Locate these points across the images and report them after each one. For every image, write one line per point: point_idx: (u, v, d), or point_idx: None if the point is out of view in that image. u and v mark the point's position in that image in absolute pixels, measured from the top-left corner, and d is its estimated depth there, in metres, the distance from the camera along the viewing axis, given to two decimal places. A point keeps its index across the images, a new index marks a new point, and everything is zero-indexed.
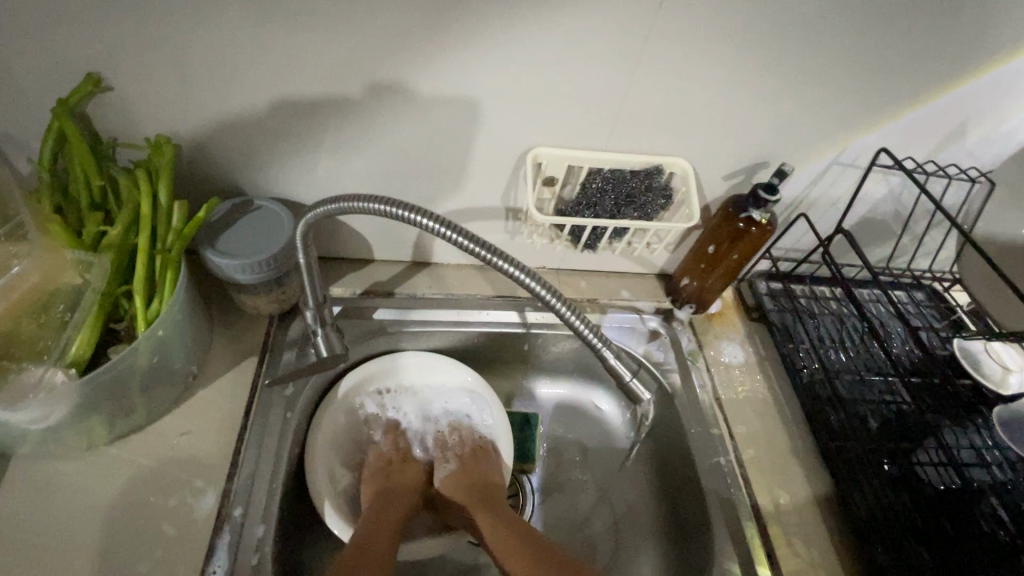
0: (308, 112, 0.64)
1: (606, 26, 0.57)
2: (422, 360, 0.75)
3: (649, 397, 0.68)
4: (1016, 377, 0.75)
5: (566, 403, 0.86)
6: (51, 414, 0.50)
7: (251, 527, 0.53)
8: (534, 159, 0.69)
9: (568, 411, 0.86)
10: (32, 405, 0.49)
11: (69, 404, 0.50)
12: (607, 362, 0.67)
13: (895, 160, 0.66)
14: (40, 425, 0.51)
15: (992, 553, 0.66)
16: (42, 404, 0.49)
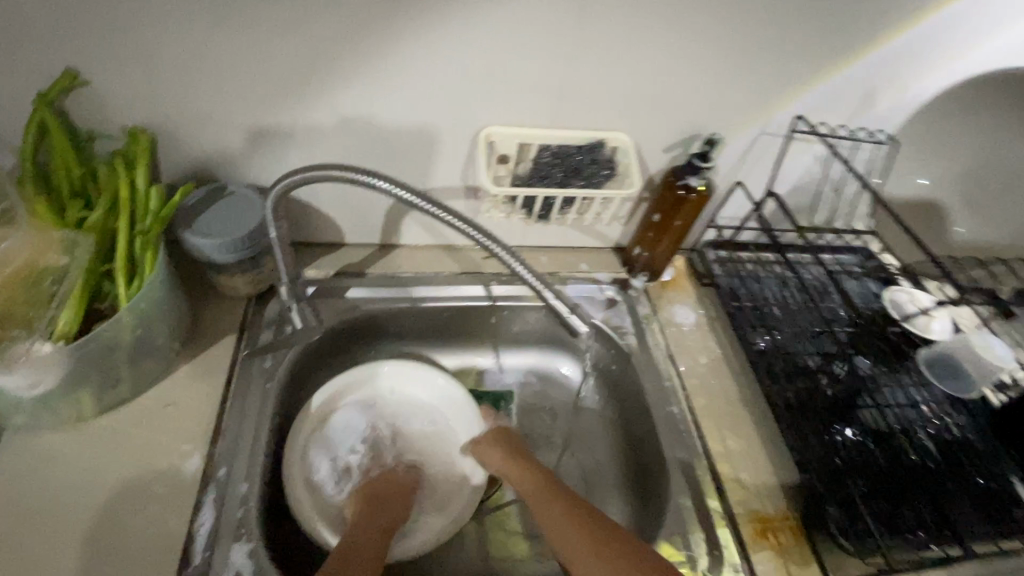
0: (270, 104, 0.66)
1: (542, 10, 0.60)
2: (397, 368, 0.79)
3: (587, 330, 0.66)
4: (938, 322, 0.85)
5: (535, 372, 0.91)
6: (41, 380, 0.55)
7: (236, 484, 0.61)
8: (487, 139, 0.72)
9: (538, 378, 0.91)
10: (24, 371, 0.54)
11: (58, 372, 0.56)
12: (549, 303, 0.65)
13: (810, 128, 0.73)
14: (34, 391, 0.56)
15: (917, 482, 0.73)
16: (32, 371, 0.54)
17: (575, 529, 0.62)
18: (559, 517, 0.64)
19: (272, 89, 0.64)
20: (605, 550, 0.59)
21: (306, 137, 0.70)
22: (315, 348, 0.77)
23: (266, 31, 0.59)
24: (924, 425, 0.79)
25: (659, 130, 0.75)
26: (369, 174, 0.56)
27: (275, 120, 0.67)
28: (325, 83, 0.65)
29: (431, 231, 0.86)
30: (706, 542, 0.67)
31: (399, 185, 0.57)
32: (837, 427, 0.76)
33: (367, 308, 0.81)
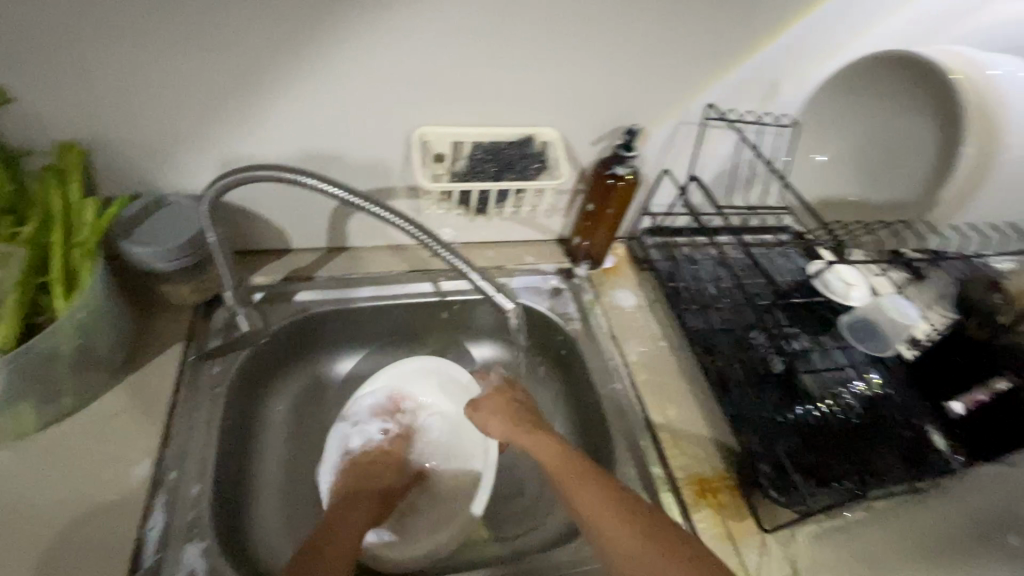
0: (203, 114, 0.68)
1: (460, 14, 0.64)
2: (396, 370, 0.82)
3: (512, 306, 0.66)
4: (859, 291, 0.90)
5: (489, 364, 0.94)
6: None
7: (187, 485, 0.61)
8: (421, 139, 0.75)
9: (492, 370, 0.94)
10: None
11: None
12: (473, 283, 0.66)
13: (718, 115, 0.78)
14: None
15: (845, 434, 0.77)
16: None
17: (609, 507, 0.56)
18: (593, 499, 0.57)
19: (205, 99, 0.66)
20: (639, 529, 0.54)
21: (243, 146, 0.72)
22: (265, 354, 0.79)
23: (194, 44, 0.61)
24: (849, 386, 0.83)
25: (585, 124, 0.80)
26: (297, 171, 0.58)
27: (211, 131, 0.69)
28: (257, 92, 0.67)
29: (377, 233, 0.89)
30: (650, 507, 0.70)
31: (333, 184, 0.59)
32: (770, 391, 0.81)
33: (317, 310, 0.82)
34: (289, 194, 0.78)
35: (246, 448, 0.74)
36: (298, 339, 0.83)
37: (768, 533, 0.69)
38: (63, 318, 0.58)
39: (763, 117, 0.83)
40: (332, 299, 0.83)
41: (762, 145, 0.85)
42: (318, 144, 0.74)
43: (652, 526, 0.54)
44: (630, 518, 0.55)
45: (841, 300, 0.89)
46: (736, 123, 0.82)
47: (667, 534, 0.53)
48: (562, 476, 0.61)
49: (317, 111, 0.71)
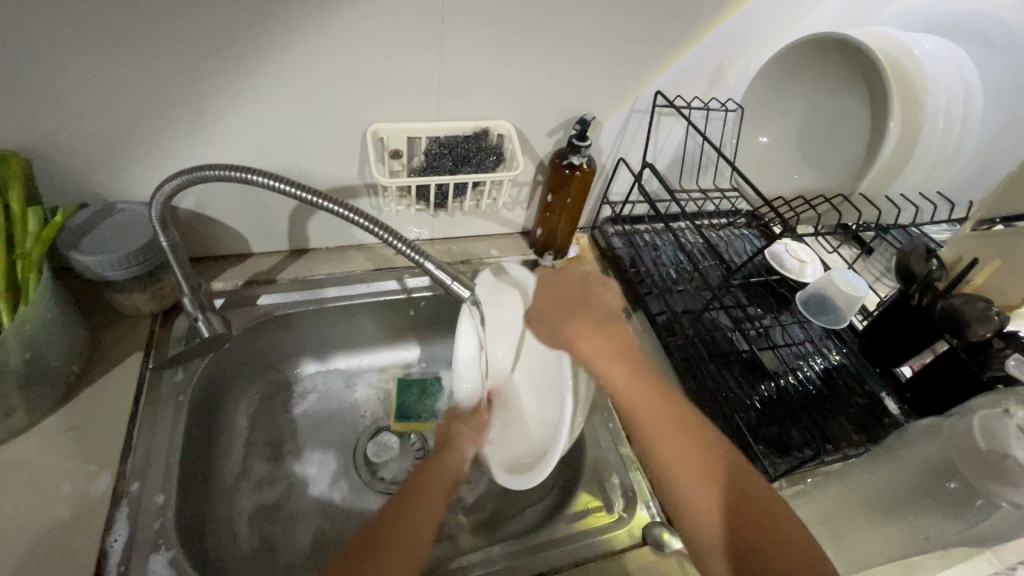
0: (148, 118, 0.66)
1: (406, 9, 0.65)
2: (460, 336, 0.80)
3: (472, 296, 0.63)
4: (811, 267, 0.95)
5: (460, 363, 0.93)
6: None
7: (151, 496, 0.60)
8: (375, 136, 0.76)
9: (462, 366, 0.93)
10: None
11: None
12: (430, 274, 0.63)
13: (667, 102, 0.80)
14: None
15: (805, 405, 0.80)
16: None
17: (668, 417, 0.66)
18: (669, 430, 0.65)
19: (149, 103, 0.65)
20: (691, 434, 0.64)
21: (194, 150, 0.71)
22: (228, 362, 0.78)
23: (132, 48, 0.60)
24: (806, 359, 0.87)
25: (538, 116, 0.81)
26: (246, 170, 0.57)
27: (160, 136, 0.68)
28: (204, 94, 0.66)
29: (338, 232, 0.88)
30: (620, 487, 0.71)
31: (285, 181, 0.58)
32: (730, 367, 0.84)
33: (280, 313, 0.82)
34: (244, 197, 0.77)
35: (211, 457, 0.73)
36: (262, 343, 0.82)
37: None
38: (10, 331, 0.56)
39: (709, 103, 0.85)
40: (295, 301, 0.82)
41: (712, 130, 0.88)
42: (272, 145, 0.74)
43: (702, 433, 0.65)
44: (685, 425, 0.65)
45: (795, 277, 0.94)
46: (684, 110, 0.84)
47: (712, 442, 0.64)
48: (634, 397, 0.70)
49: (267, 112, 0.70)
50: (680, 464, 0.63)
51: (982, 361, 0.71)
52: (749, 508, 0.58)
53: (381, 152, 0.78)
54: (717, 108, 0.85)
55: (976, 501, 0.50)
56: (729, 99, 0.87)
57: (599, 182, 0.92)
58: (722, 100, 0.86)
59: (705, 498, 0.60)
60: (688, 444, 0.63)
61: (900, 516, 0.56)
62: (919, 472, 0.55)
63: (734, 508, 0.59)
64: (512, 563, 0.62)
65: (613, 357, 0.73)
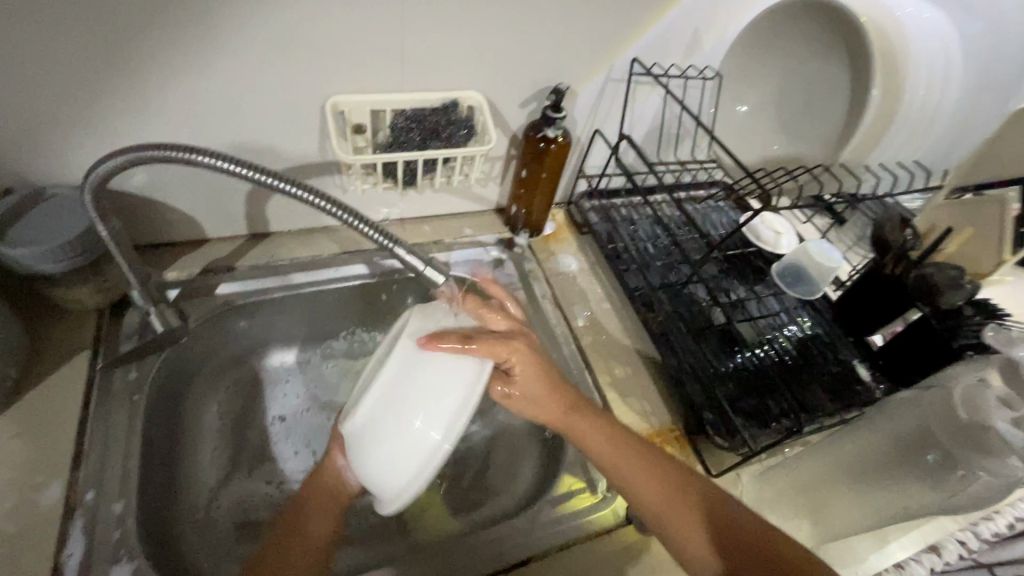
0: (75, 92, 0.59)
1: None
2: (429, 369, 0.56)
3: (448, 283, 0.59)
4: (785, 238, 0.94)
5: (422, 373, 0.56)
6: None
7: (108, 505, 0.56)
8: (335, 110, 0.70)
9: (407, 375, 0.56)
10: None
11: None
12: (402, 259, 0.59)
13: (645, 70, 0.77)
14: None
15: (784, 376, 0.81)
16: None
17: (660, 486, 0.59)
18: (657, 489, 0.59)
19: (76, 77, 0.58)
20: (680, 488, 0.59)
21: (132, 128, 0.64)
22: (185, 357, 0.73)
23: (46, 13, 0.53)
24: (782, 330, 0.87)
25: (511, 87, 0.77)
26: (190, 149, 0.52)
27: (91, 112, 0.61)
28: (138, 66, 0.59)
29: (300, 214, 0.83)
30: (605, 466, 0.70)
31: (236, 161, 0.53)
32: (710, 340, 0.84)
33: (241, 303, 0.77)
34: (195, 178, 0.71)
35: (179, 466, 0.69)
36: (223, 334, 0.77)
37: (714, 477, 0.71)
38: None
39: (687, 71, 0.81)
40: (256, 288, 0.77)
41: (693, 99, 0.84)
42: (221, 120, 0.67)
43: (685, 480, 0.60)
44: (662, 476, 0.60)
45: (771, 249, 0.93)
46: (662, 79, 0.80)
47: (696, 486, 0.60)
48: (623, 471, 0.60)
49: (214, 85, 0.64)
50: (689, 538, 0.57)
51: (951, 328, 0.73)
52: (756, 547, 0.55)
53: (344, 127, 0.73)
54: (694, 76, 0.82)
55: (957, 470, 0.50)
56: (709, 68, 0.82)
57: (575, 156, 0.89)
58: (702, 68, 0.82)
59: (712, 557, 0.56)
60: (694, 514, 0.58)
61: (879, 484, 0.57)
62: (896, 443, 0.55)
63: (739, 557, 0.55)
64: (497, 550, 0.61)
65: (598, 434, 0.61)
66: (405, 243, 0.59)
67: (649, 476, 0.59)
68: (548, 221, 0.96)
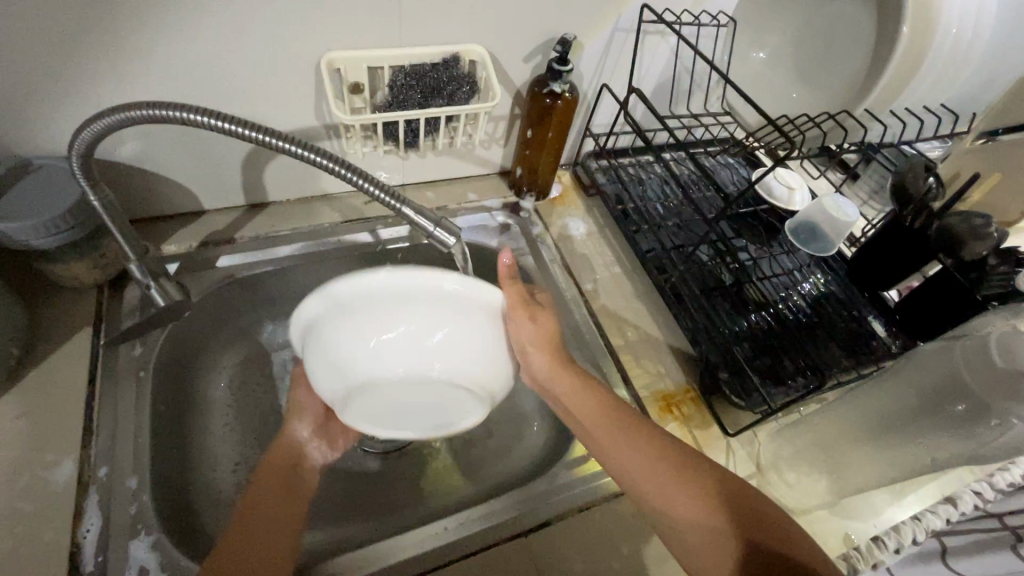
0: (51, 56, 0.55)
1: None
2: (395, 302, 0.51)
3: (460, 243, 0.57)
4: (798, 194, 0.92)
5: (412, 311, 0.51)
6: None
7: (123, 480, 0.55)
8: (329, 67, 0.66)
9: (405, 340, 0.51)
10: None
11: None
12: (410, 221, 0.57)
13: (657, 16, 0.72)
14: None
15: (800, 333, 0.79)
16: None
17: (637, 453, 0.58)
18: (637, 454, 0.58)
19: (51, 39, 0.54)
20: (683, 461, 0.57)
21: (119, 92, 0.61)
22: (192, 331, 0.71)
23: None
24: (796, 287, 0.85)
25: (515, 39, 0.73)
26: (181, 108, 0.49)
27: (74, 76, 0.58)
28: (120, 23, 0.55)
29: (299, 182, 0.80)
30: None
31: (231, 120, 0.50)
32: (724, 299, 0.82)
33: (244, 275, 0.74)
34: (189, 146, 0.68)
35: (175, 437, 0.65)
36: (227, 307, 0.75)
37: (730, 437, 0.70)
38: None
39: (700, 17, 0.77)
40: (259, 260, 0.75)
41: (705, 48, 0.80)
42: (211, 82, 0.64)
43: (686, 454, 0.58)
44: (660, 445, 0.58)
45: (784, 206, 0.91)
46: (673, 26, 0.76)
47: (700, 463, 0.57)
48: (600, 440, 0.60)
49: (203, 43, 0.60)
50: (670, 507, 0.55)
51: (973, 280, 0.71)
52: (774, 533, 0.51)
53: (341, 86, 0.69)
54: (708, 23, 0.78)
55: (990, 419, 0.49)
56: (725, 13, 0.78)
57: (582, 112, 0.85)
58: (715, 14, 0.77)
59: (723, 543, 0.52)
60: (681, 487, 0.55)
61: (905, 436, 0.56)
62: (926, 394, 0.54)
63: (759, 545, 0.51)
64: (516, 513, 0.60)
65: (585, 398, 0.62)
66: (411, 203, 0.57)
67: (645, 445, 0.58)
68: (554, 184, 0.93)
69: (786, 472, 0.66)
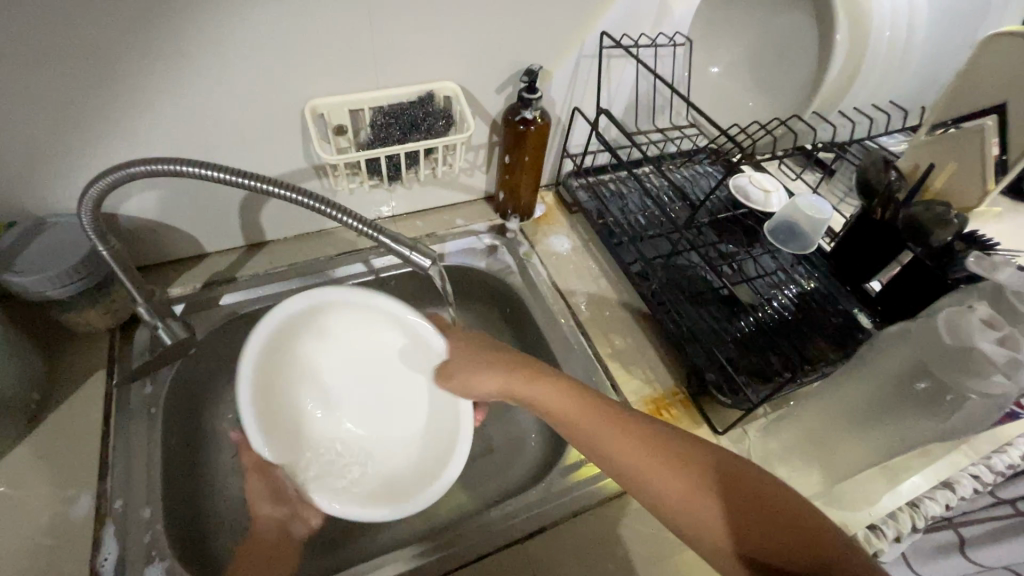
0: (61, 123, 0.61)
1: None
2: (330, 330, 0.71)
3: (436, 264, 0.61)
4: (774, 195, 0.95)
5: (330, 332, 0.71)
6: None
7: (137, 511, 0.59)
8: (314, 113, 0.72)
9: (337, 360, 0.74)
10: None
11: None
12: (390, 248, 0.61)
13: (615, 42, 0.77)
14: None
15: (784, 330, 0.81)
16: None
17: (608, 435, 0.56)
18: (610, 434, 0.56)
19: (60, 107, 0.60)
20: (660, 449, 0.53)
21: (122, 149, 0.66)
22: (198, 367, 0.75)
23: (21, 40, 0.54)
24: (778, 286, 0.87)
25: (486, 73, 0.78)
26: (174, 161, 0.53)
27: (81, 139, 0.63)
28: (121, 89, 0.61)
29: (294, 220, 0.85)
30: None
31: (219, 168, 0.54)
32: (707, 302, 0.84)
33: (245, 311, 0.78)
34: (190, 193, 0.73)
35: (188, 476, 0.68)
36: (231, 343, 0.79)
37: (720, 436, 0.72)
38: None
39: (657, 39, 0.82)
40: (258, 296, 0.79)
41: (665, 68, 0.85)
42: (207, 134, 0.69)
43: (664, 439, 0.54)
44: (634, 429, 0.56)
45: (761, 208, 0.94)
46: (632, 50, 0.81)
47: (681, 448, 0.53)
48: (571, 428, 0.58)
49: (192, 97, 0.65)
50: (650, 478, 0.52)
51: (942, 263, 0.74)
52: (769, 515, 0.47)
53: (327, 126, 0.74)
54: (665, 43, 0.83)
55: (947, 396, 0.52)
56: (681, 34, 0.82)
57: (556, 136, 0.90)
58: (671, 36, 0.82)
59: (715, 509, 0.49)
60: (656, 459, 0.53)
61: (881, 421, 0.58)
62: (894, 377, 0.57)
63: (745, 529, 0.48)
64: (512, 523, 0.62)
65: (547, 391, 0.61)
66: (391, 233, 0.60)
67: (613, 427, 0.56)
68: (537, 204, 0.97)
69: (776, 466, 0.68)
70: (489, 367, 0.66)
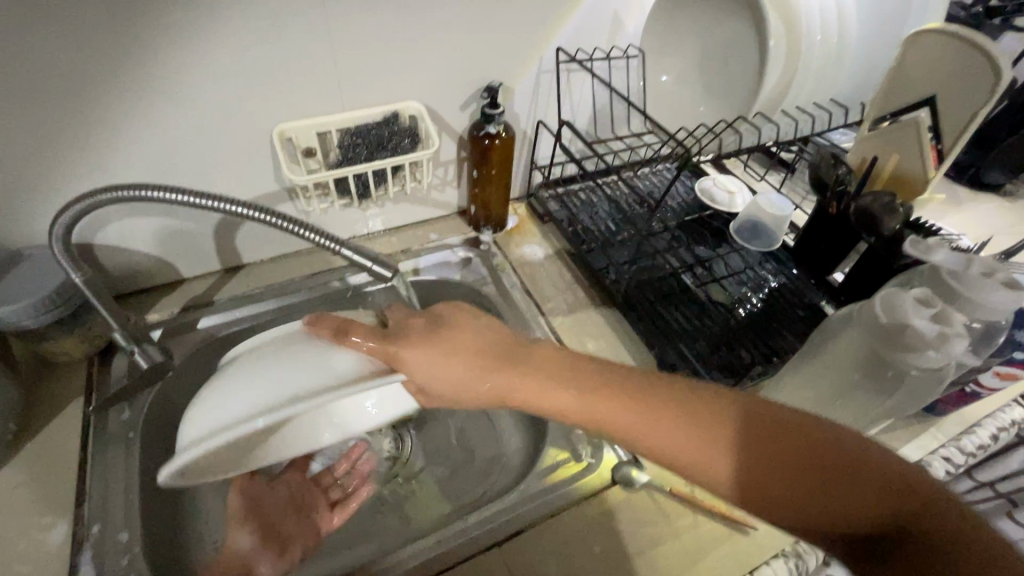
0: (32, 157, 0.63)
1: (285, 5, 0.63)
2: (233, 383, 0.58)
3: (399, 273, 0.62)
4: (739, 195, 0.98)
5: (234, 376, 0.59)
6: None
7: (113, 534, 0.59)
8: (281, 136, 0.74)
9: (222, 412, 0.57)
10: None
11: None
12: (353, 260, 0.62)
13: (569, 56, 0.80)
14: None
15: (753, 325, 0.83)
16: None
17: (626, 408, 0.51)
18: (646, 421, 0.50)
19: (31, 142, 0.62)
20: (703, 424, 0.49)
21: (94, 179, 0.68)
22: (176, 390, 0.76)
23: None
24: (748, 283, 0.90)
25: (449, 91, 0.81)
26: (137, 187, 0.55)
27: (53, 171, 0.65)
28: (90, 122, 0.63)
29: (269, 242, 0.87)
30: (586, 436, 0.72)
31: (182, 191, 0.56)
32: (677, 301, 0.87)
33: (222, 333, 0.79)
34: (161, 219, 0.75)
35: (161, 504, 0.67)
36: (210, 365, 0.80)
37: None
38: None
39: (611, 52, 0.85)
40: (235, 317, 0.80)
41: (621, 78, 0.88)
42: (178, 161, 0.72)
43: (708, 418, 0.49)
44: (673, 414, 0.50)
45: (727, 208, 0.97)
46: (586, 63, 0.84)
47: (729, 426, 0.48)
48: (591, 416, 0.53)
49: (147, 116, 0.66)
50: (691, 453, 0.48)
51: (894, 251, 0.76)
52: (844, 477, 0.45)
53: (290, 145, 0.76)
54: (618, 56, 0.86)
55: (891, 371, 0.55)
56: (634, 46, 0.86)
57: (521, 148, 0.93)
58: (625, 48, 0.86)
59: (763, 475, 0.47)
60: (707, 437, 0.48)
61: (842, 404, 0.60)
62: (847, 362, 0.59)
63: (815, 496, 0.45)
64: (490, 528, 0.63)
65: (535, 384, 0.55)
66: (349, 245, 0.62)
67: (649, 420, 0.50)
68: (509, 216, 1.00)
69: None
70: (438, 356, 0.57)
